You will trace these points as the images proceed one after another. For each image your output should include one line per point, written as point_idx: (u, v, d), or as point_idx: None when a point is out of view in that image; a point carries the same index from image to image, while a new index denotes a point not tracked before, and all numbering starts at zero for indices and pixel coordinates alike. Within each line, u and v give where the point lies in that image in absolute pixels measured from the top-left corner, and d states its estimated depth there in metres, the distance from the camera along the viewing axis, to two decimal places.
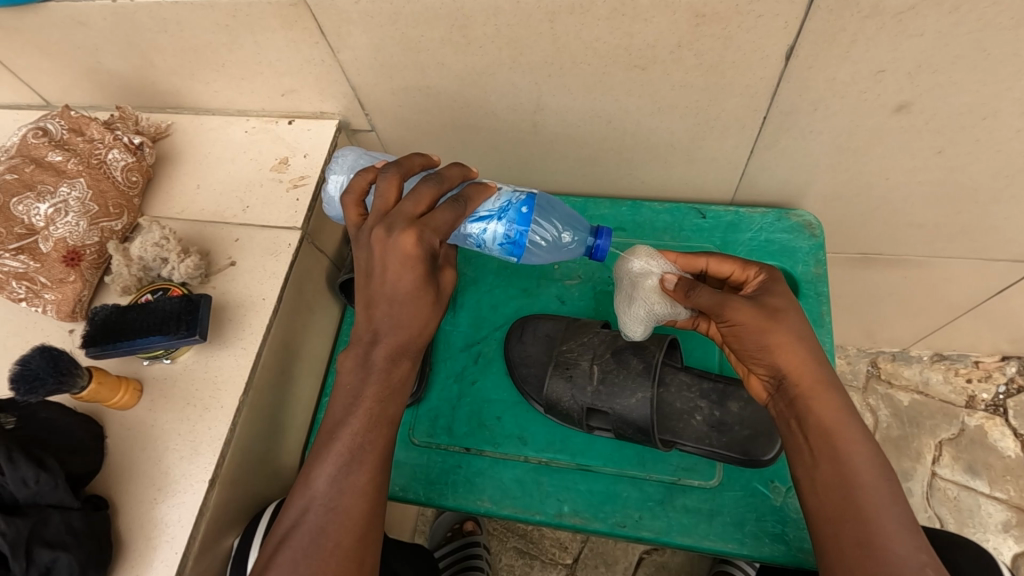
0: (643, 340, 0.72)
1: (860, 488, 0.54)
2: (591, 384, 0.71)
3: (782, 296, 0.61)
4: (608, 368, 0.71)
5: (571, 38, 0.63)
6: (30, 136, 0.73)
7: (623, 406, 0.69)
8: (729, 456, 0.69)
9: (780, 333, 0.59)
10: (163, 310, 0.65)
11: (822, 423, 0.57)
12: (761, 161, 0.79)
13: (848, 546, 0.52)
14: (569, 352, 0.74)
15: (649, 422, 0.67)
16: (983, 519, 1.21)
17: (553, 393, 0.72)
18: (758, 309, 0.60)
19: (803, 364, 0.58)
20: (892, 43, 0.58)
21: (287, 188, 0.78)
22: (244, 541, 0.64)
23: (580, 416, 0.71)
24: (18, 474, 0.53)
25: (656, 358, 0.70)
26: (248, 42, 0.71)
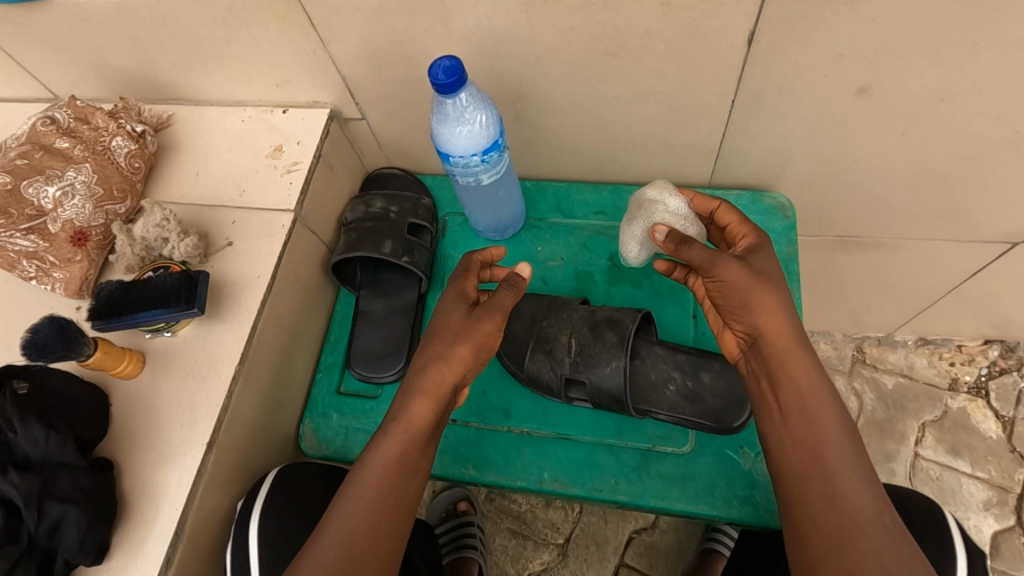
0: (618, 315, 0.75)
1: (825, 445, 0.57)
2: (568, 357, 0.74)
3: (766, 260, 0.64)
4: (585, 340, 0.74)
5: (546, 27, 0.67)
6: (39, 125, 0.77)
7: (599, 377, 0.72)
8: (702, 424, 0.72)
9: (767, 293, 0.61)
10: (164, 286, 0.69)
11: (798, 383, 0.59)
12: (735, 145, 0.82)
13: (811, 500, 0.56)
14: (549, 328, 0.77)
15: (623, 391, 0.71)
16: (965, 498, 1.23)
17: (533, 367, 0.76)
18: (750, 269, 0.62)
19: (781, 326, 0.61)
20: (848, 27, 0.61)
21: (281, 173, 0.81)
22: (246, 503, 0.70)
23: (559, 388, 0.75)
24: (30, 434, 0.58)
25: (631, 331, 0.73)
26: (242, 35, 0.75)
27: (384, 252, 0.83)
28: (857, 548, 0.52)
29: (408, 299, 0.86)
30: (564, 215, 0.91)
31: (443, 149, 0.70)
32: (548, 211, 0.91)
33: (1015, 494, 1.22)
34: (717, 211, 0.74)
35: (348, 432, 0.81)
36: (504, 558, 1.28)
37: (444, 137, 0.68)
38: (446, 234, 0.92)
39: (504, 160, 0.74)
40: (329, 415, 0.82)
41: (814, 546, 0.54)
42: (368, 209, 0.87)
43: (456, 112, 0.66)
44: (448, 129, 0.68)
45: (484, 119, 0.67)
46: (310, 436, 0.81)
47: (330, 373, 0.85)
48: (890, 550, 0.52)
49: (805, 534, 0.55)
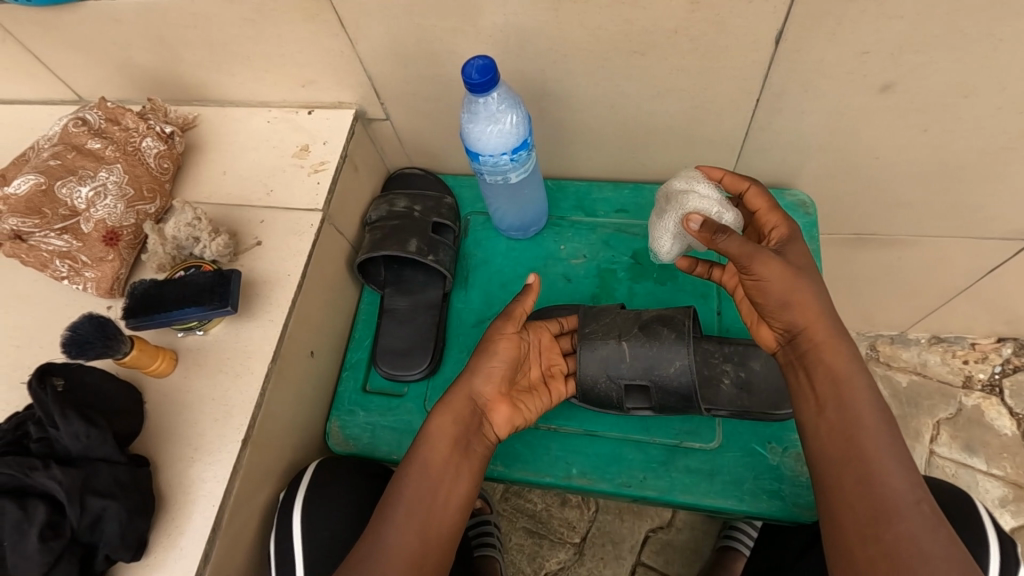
0: (668, 312, 0.75)
1: (864, 432, 0.58)
2: (625, 362, 0.73)
3: (798, 254, 0.65)
4: (640, 342, 0.73)
5: (574, 25, 0.68)
6: (70, 126, 0.77)
7: (663, 377, 0.72)
8: (760, 413, 0.72)
9: (803, 287, 0.62)
10: (198, 284, 0.69)
11: (838, 372, 0.60)
12: (757, 143, 0.82)
13: (848, 485, 0.57)
14: (594, 334, 0.75)
15: (692, 389, 0.71)
16: (981, 495, 1.24)
17: (589, 377, 0.74)
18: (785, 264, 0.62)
19: (820, 317, 0.61)
20: (873, 25, 0.62)
21: (308, 173, 0.82)
22: (286, 495, 0.72)
23: (620, 396, 0.74)
24: (71, 428, 0.58)
25: (687, 328, 0.73)
26: (271, 35, 0.75)
27: (410, 250, 0.83)
28: (894, 534, 0.54)
29: (432, 297, 0.87)
30: (586, 214, 0.91)
31: (472, 149, 0.71)
32: (569, 209, 0.92)
33: None
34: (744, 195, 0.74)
35: (375, 429, 0.81)
36: (521, 557, 1.28)
37: (474, 135, 0.69)
38: (468, 233, 0.93)
39: (531, 160, 0.75)
40: (356, 412, 0.83)
41: (850, 531, 0.56)
42: (392, 208, 0.88)
43: (488, 110, 0.67)
44: (478, 128, 0.69)
45: (514, 119, 0.68)
46: (337, 433, 0.82)
47: (355, 371, 0.86)
48: (927, 537, 0.54)
49: (843, 519, 0.57)
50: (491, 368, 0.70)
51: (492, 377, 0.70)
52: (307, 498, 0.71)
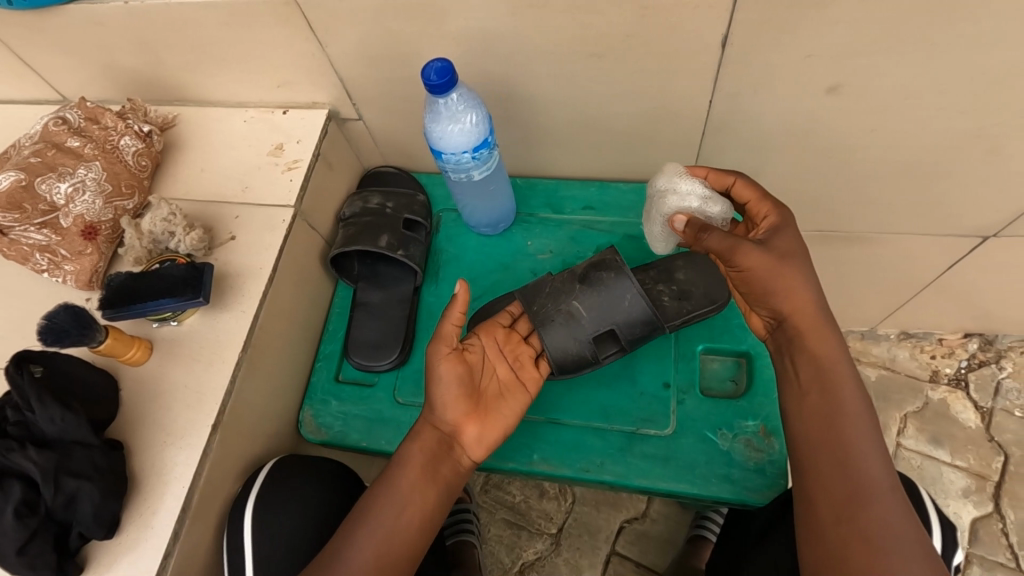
0: (598, 258, 0.78)
1: (845, 419, 0.62)
2: (582, 318, 0.75)
3: (789, 240, 0.66)
4: (587, 294, 0.76)
5: (533, 29, 0.71)
6: (52, 125, 0.80)
7: (622, 316, 0.75)
8: (705, 310, 0.80)
9: (791, 278, 0.64)
10: (172, 276, 0.73)
11: (828, 361, 0.64)
12: (715, 142, 0.86)
13: (825, 469, 0.61)
14: (541, 307, 0.76)
15: (649, 313, 0.75)
16: (945, 486, 1.27)
17: (557, 347, 0.75)
18: (772, 256, 0.64)
19: (811, 307, 0.64)
20: (814, 30, 0.66)
21: (283, 170, 0.85)
22: (242, 491, 0.73)
23: (591, 350, 0.76)
24: (47, 412, 0.61)
25: (620, 263, 0.77)
26: (246, 38, 0.79)
27: (381, 245, 0.86)
28: (867, 515, 0.58)
29: (403, 291, 0.90)
30: (554, 211, 0.95)
31: (436, 147, 0.74)
32: (538, 206, 0.95)
33: (993, 482, 1.26)
34: (734, 187, 0.73)
35: (347, 417, 0.85)
36: (500, 548, 1.31)
37: (437, 135, 0.72)
38: (440, 229, 0.96)
39: (494, 158, 0.78)
40: (329, 401, 0.86)
41: (824, 513, 0.60)
42: (365, 205, 0.91)
43: (448, 111, 0.70)
44: (441, 128, 0.71)
45: (474, 118, 0.71)
46: (311, 422, 0.85)
47: (328, 362, 0.89)
48: (890, 516, 0.58)
49: (815, 493, 0.61)
50: (444, 396, 0.68)
51: (447, 407, 0.68)
52: (272, 486, 0.73)
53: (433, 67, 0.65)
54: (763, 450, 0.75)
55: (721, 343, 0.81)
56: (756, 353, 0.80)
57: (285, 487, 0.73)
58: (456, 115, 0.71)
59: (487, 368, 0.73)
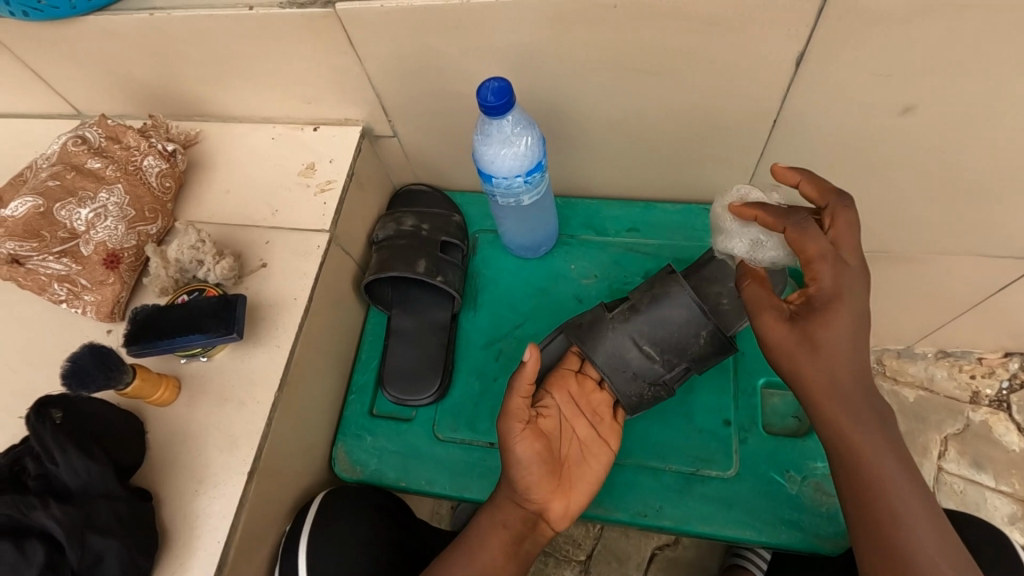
0: (659, 289, 0.70)
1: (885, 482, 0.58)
2: (654, 362, 0.70)
3: (827, 317, 0.58)
4: (656, 336, 0.69)
5: (590, 44, 0.66)
6: (70, 144, 0.75)
7: (695, 351, 0.70)
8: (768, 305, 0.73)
9: (811, 362, 0.59)
10: (200, 309, 0.67)
11: (849, 443, 0.59)
12: (771, 163, 0.81)
13: (867, 529, 0.58)
14: (607, 357, 0.70)
15: (726, 342, 0.69)
16: (989, 512, 1.23)
17: (632, 396, 0.70)
18: (800, 333, 0.59)
19: (833, 387, 0.59)
20: (898, 48, 0.61)
21: (314, 192, 0.80)
22: (292, 529, 0.70)
23: (665, 390, 0.71)
24: (71, 463, 0.56)
25: (688, 295, 0.69)
26: (278, 52, 0.74)
27: (419, 271, 0.81)
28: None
29: (441, 319, 0.85)
30: (596, 232, 0.90)
31: (486, 171, 0.69)
32: (579, 228, 0.90)
33: None
34: (787, 237, 0.62)
35: (383, 454, 0.80)
36: None
37: (488, 158, 0.68)
38: (477, 251, 0.91)
39: (544, 181, 0.73)
40: (363, 437, 0.81)
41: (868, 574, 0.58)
42: (399, 227, 0.86)
43: (502, 133, 0.66)
44: (492, 151, 0.67)
45: (528, 142, 0.67)
46: (344, 459, 0.80)
47: (362, 394, 0.84)
48: None
49: (864, 574, 0.58)
50: (525, 475, 0.64)
51: (532, 486, 0.65)
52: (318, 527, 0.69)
53: (489, 88, 0.60)
54: (833, 495, 0.70)
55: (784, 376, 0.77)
56: None
57: (330, 530, 0.69)
58: (508, 138, 0.66)
59: (563, 430, 0.70)
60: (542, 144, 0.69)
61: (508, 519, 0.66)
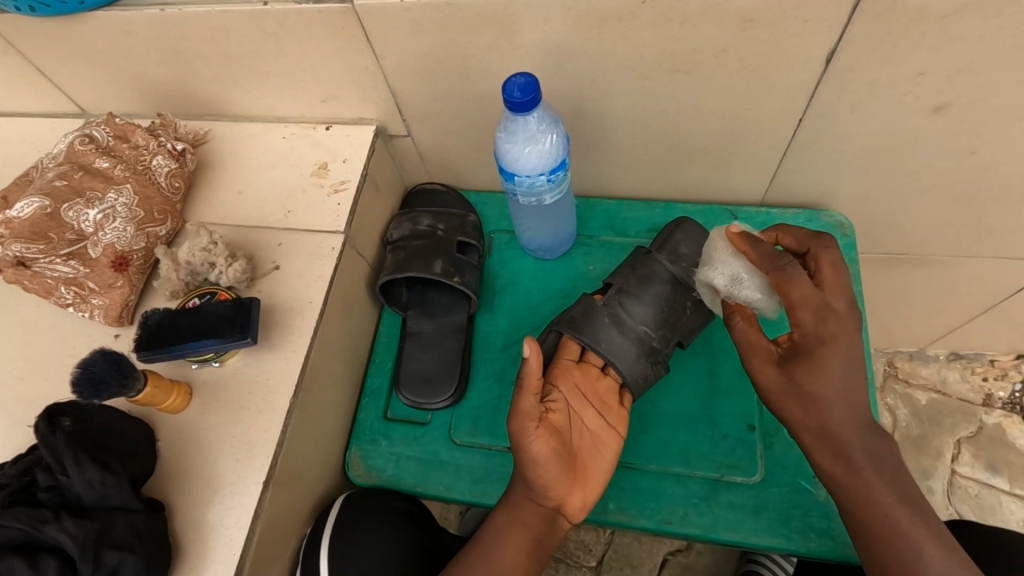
0: (641, 270, 0.75)
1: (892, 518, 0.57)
2: (653, 339, 0.72)
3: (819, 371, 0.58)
4: (651, 313, 0.73)
5: (617, 42, 0.64)
6: (77, 143, 0.73)
7: (683, 325, 0.74)
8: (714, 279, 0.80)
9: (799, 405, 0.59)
10: (217, 313, 0.65)
11: (841, 485, 0.59)
12: (794, 163, 0.79)
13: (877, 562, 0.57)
14: (611, 342, 0.71)
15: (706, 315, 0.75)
16: (1005, 516, 1.19)
17: (642, 377, 0.71)
18: (785, 377, 0.60)
19: (823, 435, 0.59)
20: (935, 46, 0.60)
21: (329, 193, 0.78)
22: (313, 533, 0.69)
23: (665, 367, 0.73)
24: (85, 476, 0.55)
25: (669, 271, 0.74)
26: (293, 49, 0.72)
27: (435, 271, 0.79)
28: None
29: (457, 320, 0.83)
30: (616, 233, 0.88)
31: (508, 169, 0.68)
32: (598, 229, 0.89)
33: None
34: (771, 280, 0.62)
35: (399, 459, 0.78)
36: None
37: (511, 156, 0.67)
38: (493, 252, 0.89)
39: (567, 181, 0.72)
40: (378, 442, 0.79)
41: None
42: (415, 227, 0.84)
43: (527, 131, 0.65)
44: (516, 149, 0.66)
45: (552, 140, 0.66)
46: (359, 464, 0.78)
47: (376, 399, 0.82)
48: None
49: None
50: (542, 476, 0.62)
51: (549, 485, 0.62)
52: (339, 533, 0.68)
53: (516, 84, 0.59)
54: None
55: None
56: None
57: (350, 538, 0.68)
58: (531, 136, 0.65)
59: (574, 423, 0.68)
60: (564, 143, 0.68)
61: (526, 518, 0.64)
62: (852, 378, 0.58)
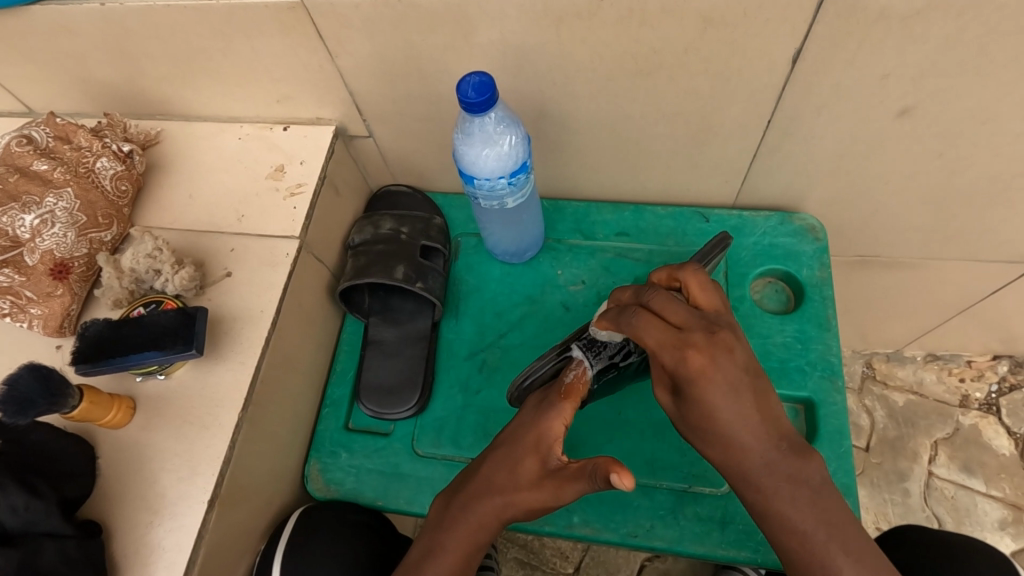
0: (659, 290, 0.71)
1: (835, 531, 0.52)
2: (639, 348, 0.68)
3: (721, 361, 0.51)
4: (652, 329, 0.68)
5: (576, 42, 0.62)
6: (14, 145, 0.70)
7: None
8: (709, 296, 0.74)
9: (719, 367, 0.51)
10: (157, 325, 0.62)
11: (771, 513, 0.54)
12: (763, 166, 0.78)
13: None
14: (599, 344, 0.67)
15: None
16: (980, 518, 1.18)
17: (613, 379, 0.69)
18: (682, 410, 0.54)
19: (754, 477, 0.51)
20: (898, 47, 0.58)
21: (284, 197, 0.75)
22: (268, 547, 0.67)
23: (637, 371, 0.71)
24: (7, 501, 0.52)
25: None
26: (243, 47, 0.69)
27: (396, 277, 0.77)
28: None
29: (421, 328, 0.81)
30: (584, 237, 0.86)
31: (466, 172, 0.66)
32: (567, 232, 0.86)
33: None
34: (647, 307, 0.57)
35: (359, 471, 0.75)
36: None
37: (468, 158, 0.64)
38: (459, 256, 0.87)
39: (530, 183, 0.70)
40: (338, 454, 0.76)
41: None
42: (377, 231, 0.82)
43: (484, 132, 0.62)
44: (473, 151, 0.64)
45: (512, 141, 0.64)
46: (318, 477, 0.75)
47: (337, 408, 0.79)
48: None
49: None
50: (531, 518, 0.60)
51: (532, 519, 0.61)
52: (295, 548, 0.66)
53: (469, 86, 0.56)
54: None
55: (780, 388, 0.74)
56: (818, 401, 0.73)
57: (304, 554, 0.65)
58: (486, 137, 0.63)
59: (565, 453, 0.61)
60: (527, 143, 0.65)
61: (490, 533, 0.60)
62: (755, 411, 0.52)
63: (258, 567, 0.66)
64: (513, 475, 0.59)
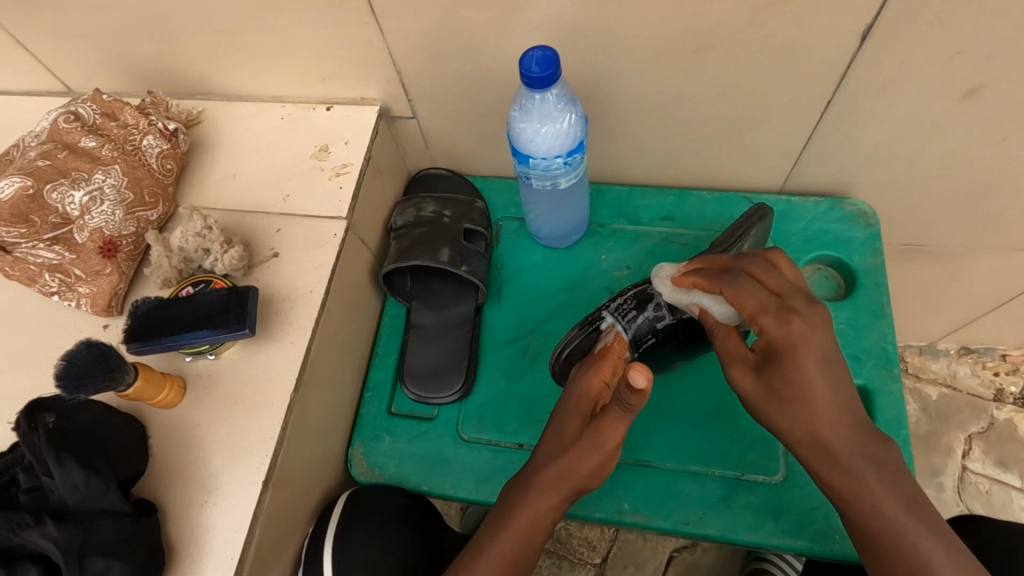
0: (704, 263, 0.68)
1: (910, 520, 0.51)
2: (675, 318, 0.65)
3: (815, 321, 0.54)
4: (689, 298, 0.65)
5: (637, 17, 0.61)
6: (61, 121, 0.69)
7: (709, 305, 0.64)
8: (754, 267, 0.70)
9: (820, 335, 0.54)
10: (208, 303, 0.61)
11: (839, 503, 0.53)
12: (816, 150, 0.76)
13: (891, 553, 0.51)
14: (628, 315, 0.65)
15: None
16: (1015, 513, 1.16)
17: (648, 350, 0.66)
18: (771, 383, 0.54)
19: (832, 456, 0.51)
20: (974, 23, 0.56)
21: (329, 176, 0.74)
22: (317, 530, 0.67)
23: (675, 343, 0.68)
24: (69, 477, 0.51)
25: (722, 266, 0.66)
26: (292, 22, 0.68)
27: (442, 260, 0.76)
28: None
29: (463, 312, 0.80)
30: (628, 222, 0.84)
31: (522, 151, 0.64)
32: (609, 217, 0.85)
33: None
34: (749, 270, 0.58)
35: (403, 455, 0.74)
36: None
37: (525, 135, 0.63)
38: (500, 240, 0.85)
39: (584, 163, 0.68)
40: (381, 438, 0.76)
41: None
42: (419, 213, 0.80)
43: (543, 109, 0.61)
44: (531, 128, 0.62)
45: (571, 118, 0.62)
46: (361, 461, 0.75)
47: (379, 392, 0.79)
48: None
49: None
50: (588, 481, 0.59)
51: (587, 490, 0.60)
52: (345, 530, 0.65)
53: (534, 62, 0.55)
54: None
55: None
56: (873, 389, 0.72)
57: (354, 537, 0.65)
58: (544, 113, 0.61)
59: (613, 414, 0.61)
60: (585, 122, 0.64)
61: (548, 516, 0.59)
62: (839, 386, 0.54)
63: (307, 550, 0.66)
64: (560, 441, 0.60)
